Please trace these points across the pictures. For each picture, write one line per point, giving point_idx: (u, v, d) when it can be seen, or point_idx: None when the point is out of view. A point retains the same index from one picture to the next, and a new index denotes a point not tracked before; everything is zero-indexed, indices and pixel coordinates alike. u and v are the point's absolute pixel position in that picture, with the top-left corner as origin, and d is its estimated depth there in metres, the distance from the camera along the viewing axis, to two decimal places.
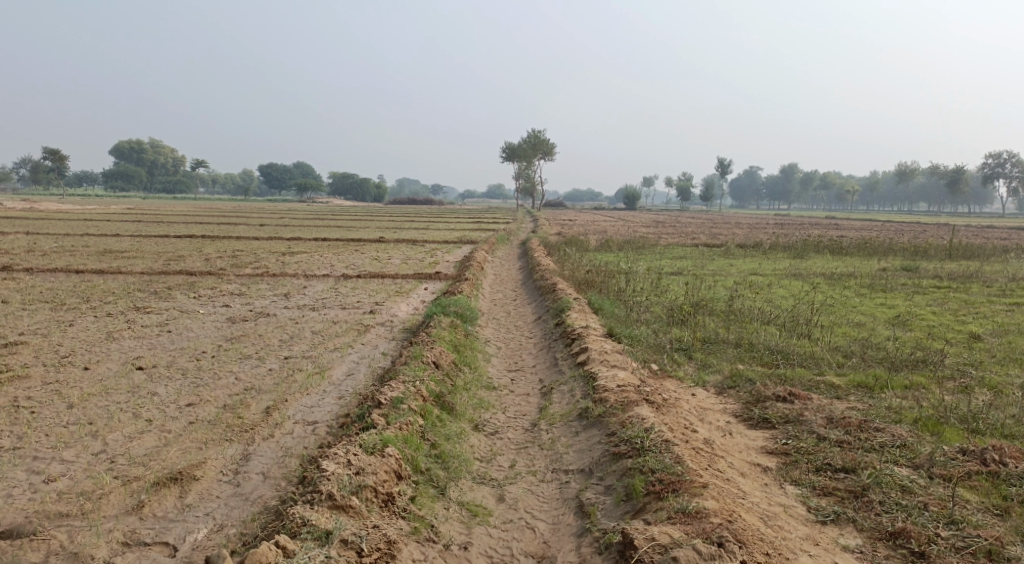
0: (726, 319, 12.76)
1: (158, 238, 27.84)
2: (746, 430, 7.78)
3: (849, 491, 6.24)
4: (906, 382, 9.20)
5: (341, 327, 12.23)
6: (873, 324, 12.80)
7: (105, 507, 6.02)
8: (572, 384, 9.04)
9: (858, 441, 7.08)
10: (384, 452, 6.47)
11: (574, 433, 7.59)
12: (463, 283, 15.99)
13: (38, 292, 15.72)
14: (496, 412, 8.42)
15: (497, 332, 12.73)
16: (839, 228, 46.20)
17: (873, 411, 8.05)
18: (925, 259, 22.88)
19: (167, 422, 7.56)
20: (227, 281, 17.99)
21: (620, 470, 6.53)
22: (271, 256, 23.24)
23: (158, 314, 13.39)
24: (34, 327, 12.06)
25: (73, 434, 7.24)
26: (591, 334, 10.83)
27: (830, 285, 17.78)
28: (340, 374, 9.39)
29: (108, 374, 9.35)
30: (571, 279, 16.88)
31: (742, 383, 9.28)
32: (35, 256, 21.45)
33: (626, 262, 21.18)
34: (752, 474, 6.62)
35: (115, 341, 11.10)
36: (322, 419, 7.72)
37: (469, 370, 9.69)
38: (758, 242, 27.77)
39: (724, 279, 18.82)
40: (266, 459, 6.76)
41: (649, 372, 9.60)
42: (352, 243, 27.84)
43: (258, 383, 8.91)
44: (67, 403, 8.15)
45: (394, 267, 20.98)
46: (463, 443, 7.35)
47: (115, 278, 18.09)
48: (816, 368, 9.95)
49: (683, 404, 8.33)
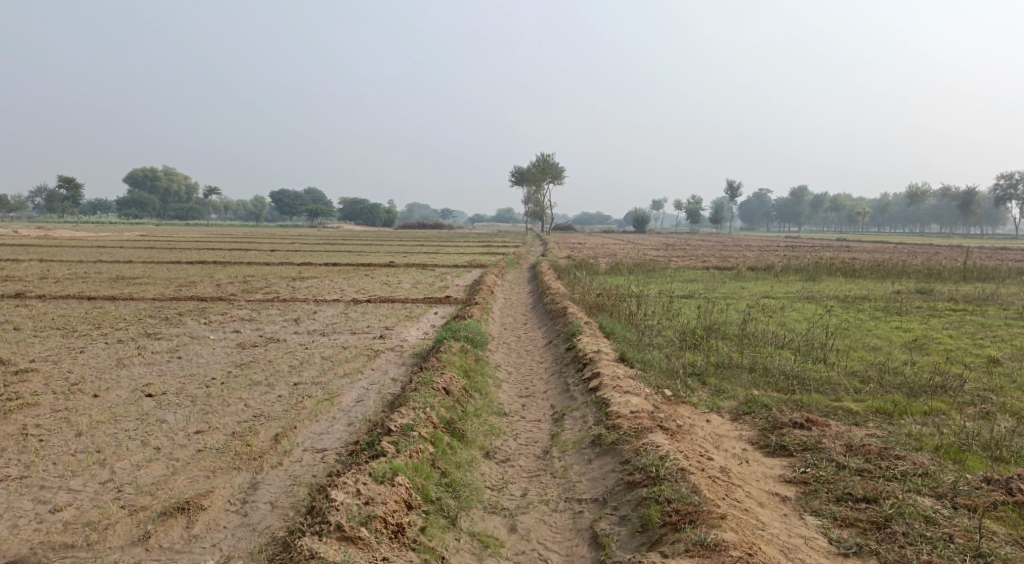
0: (740, 343, 12.61)
1: (169, 264, 27.98)
2: (763, 458, 7.62)
3: (871, 522, 6.07)
4: (925, 408, 9.03)
5: (351, 353, 12.18)
6: (889, 348, 12.62)
7: (111, 538, 5.93)
8: (584, 410, 8.91)
9: (879, 470, 6.92)
10: (394, 481, 6.36)
11: (587, 460, 7.46)
12: (473, 308, 15.93)
13: (50, 318, 15.79)
14: (508, 439, 8.30)
15: (508, 356, 12.62)
16: (851, 250, 45.80)
17: (893, 438, 7.88)
18: (939, 281, 22.66)
19: (176, 449, 7.49)
20: (238, 306, 18.00)
21: (635, 499, 6.39)
22: (281, 281, 23.28)
23: (168, 340, 13.37)
24: (46, 353, 12.08)
25: (81, 463, 7.17)
26: (604, 359, 10.71)
27: (844, 308, 17.61)
28: (350, 400, 9.31)
29: (117, 401, 9.31)
30: (583, 303, 16.79)
31: (758, 409, 9.13)
32: (48, 283, 21.57)
33: (637, 285, 21.07)
34: (770, 504, 6.46)
35: (125, 367, 11.08)
36: (331, 447, 7.62)
37: (480, 396, 9.58)
38: (769, 264, 27.63)
39: (736, 302, 18.68)
40: (275, 488, 6.66)
41: (663, 397, 9.46)
42: (362, 268, 27.90)
43: (267, 410, 8.84)
44: (76, 431, 8.10)
45: (403, 292, 20.95)
46: (474, 471, 7.24)
47: (127, 304, 18.14)
48: (833, 393, 9.78)
49: (698, 431, 8.19)
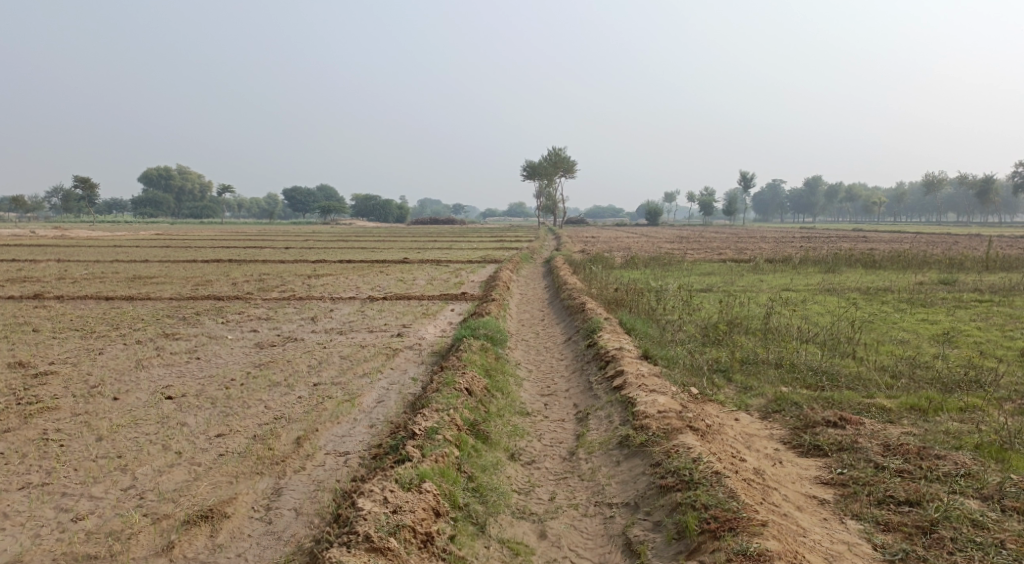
0: (764, 337, 12.37)
1: (185, 263, 28.00)
2: (796, 458, 7.42)
3: (916, 527, 5.88)
4: (961, 405, 8.77)
5: (370, 352, 12.04)
6: (917, 341, 12.31)
7: (135, 548, 5.82)
8: (609, 409, 8.73)
9: (919, 471, 6.70)
10: (422, 488, 6.22)
11: (615, 462, 7.28)
12: (490, 304, 15.75)
13: (68, 319, 15.77)
14: (532, 440, 8.13)
15: (527, 354, 12.45)
16: (867, 240, 44.94)
17: (930, 437, 7.64)
18: (963, 272, 22.24)
19: (197, 454, 7.38)
20: (254, 305, 17.93)
21: (669, 504, 6.21)
22: (296, 279, 23.19)
23: (186, 340, 13.30)
24: (64, 355, 12.02)
25: (102, 469, 7.07)
26: (627, 356, 10.51)
27: (867, 301, 17.28)
28: (371, 401, 9.18)
29: (137, 404, 9.23)
30: (601, 298, 16.58)
31: (788, 407, 8.91)
32: (65, 283, 21.61)
33: (655, 279, 20.80)
34: (809, 508, 6.27)
35: (144, 369, 11.00)
36: (354, 450, 7.49)
37: (502, 396, 9.41)
38: (787, 256, 27.24)
39: (756, 295, 18.40)
40: (299, 494, 6.53)
41: (690, 395, 9.26)
42: (377, 265, 27.79)
43: (288, 412, 8.72)
44: (96, 436, 8.01)
45: (419, 288, 20.81)
46: (500, 474, 7.08)
47: (143, 304, 18.11)
48: (864, 390, 9.53)
49: (728, 431, 7.99)
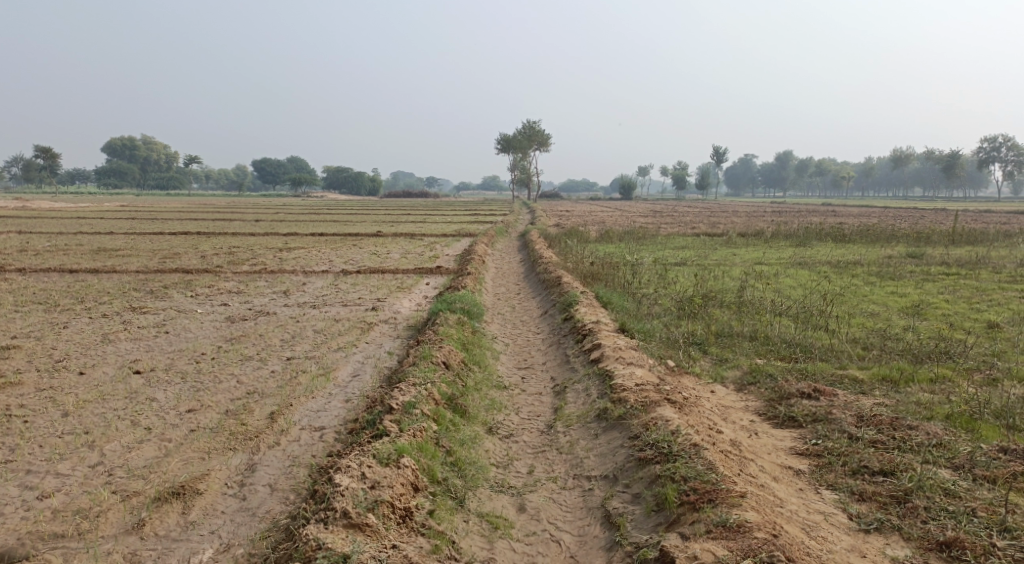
0: (739, 310, 12.43)
1: (153, 235, 27.39)
2: (772, 429, 7.47)
3: (890, 497, 5.97)
4: (932, 376, 8.90)
5: (344, 326, 11.88)
6: (887, 314, 12.47)
7: (104, 526, 5.68)
8: (586, 382, 8.71)
9: (893, 442, 6.78)
10: (400, 462, 6.14)
11: (593, 435, 7.27)
12: (465, 278, 15.61)
13: (30, 293, 15.33)
14: (510, 414, 8.09)
15: (503, 327, 12.38)
16: (836, 214, 45.45)
17: (902, 407, 7.74)
18: (930, 245, 22.57)
19: (167, 430, 7.21)
20: (225, 278, 17.60)
21: (649, 477, 6.21)
22: (268, 252, 22.82)
23: (155, 314, 13.00)
24: (27, 329, 11.69)
25: (69, 445, 6.88)
26: (603, 329, 10.48)
27: (838, 274, 17.47)
28: (346, 375, 9.06)
29: (104, 379, 9.00)
30: (576, 271, 16.53)
31: (763, 379, 8.96)
32: (27, 255, 21.01)
33: (630, 253, 20.82)
34: (785, 479, 6.33)
35: (111, 343, 10.73)
36: (329, 425, 7.38)
37: (478, 369, 9.34)
38: (760, 230, 27.42)
39: (730, 268, 18.49)
40: (274, 470, 6.41)
41: (666, 368, 9.27)
42: (349, 238, 27.45)
43: (261, 387, 8.57)
44: (62, 412, 7.79)
45: (393, 262, 20.60)
46: (478, 448, 7.03)
47: (109, 277, 17.67)
48: (837, 362, 9.63)
49: (705, 403, 8.02)
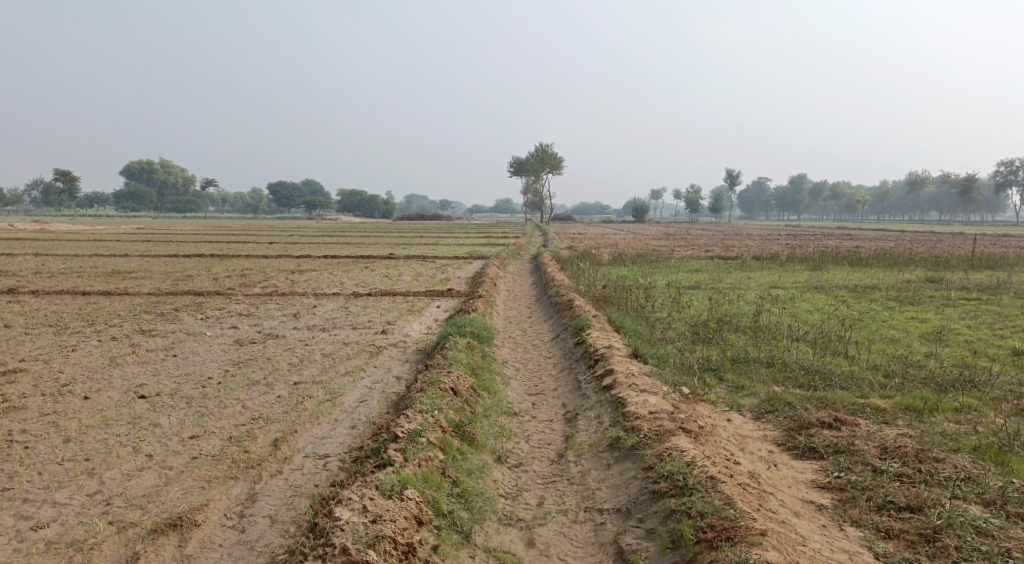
0: (755, 335, 12.16)
1: (166, 258, 27.47)
2: (792, 460, 7.21)
3: (918, 535, 5.71)
4: (957, 405, 8.59)
5: (353, 349, 11.70)
6: (908, 340, 12.16)
7: (97, 559, 5.49)
8: (599, 409, 8.47)
9: (919, 475, 6.50)
10: (403, 495, 5.94)
11: (605, 465, 7.03)
12: (476, 301, 15.44)
13: (42, 315, 15.32)
14: (519, 441, 7.86)
15: (514, 351, 12.17)
16: (853, 239, 44.94)
17: (927, 438, 7.45)
18: (949, 270, 22.18)
19: (168, 457, 7.04)
20: (236, 301, 17.53)
21: (663, 511, 5.97)
22: (280, 274, 22.78)
23: (164, 337, 12.91)
24: (36, 352, 11.61)
25: (68, 472, 6.72)
26: (616, 354, 10.25)
27: (856, 299, 17.16)
28: (353, 400, 8.87)
29: (109, 403, 8.87)
30: (588, 295, 16.33)
31: (781, 407, 8.69)
32: (41, 277, 21.08)
33: (643, 276, 20.61)
34: (807, 514, 6.06)
35: (118, 367, 10.62)
36: (334, 452, 7.19)
37: (488, 395, 9.12)
38: (774, 253, 27.12)
39: (745, 292, 18.23)
40: (275, 500, 6.22)
41: (681, 395, 9.02)
42: (361, 260, 27.41)
43: (266, 412, 8.40)
44: (64, 437, 7.65)
45: (404, 284, 20.51)
46: (486, 478, 6.81)
47: (121, 299, 17.65)
48: (858, 390, 9.34)
49: (721, 432, 7.77)
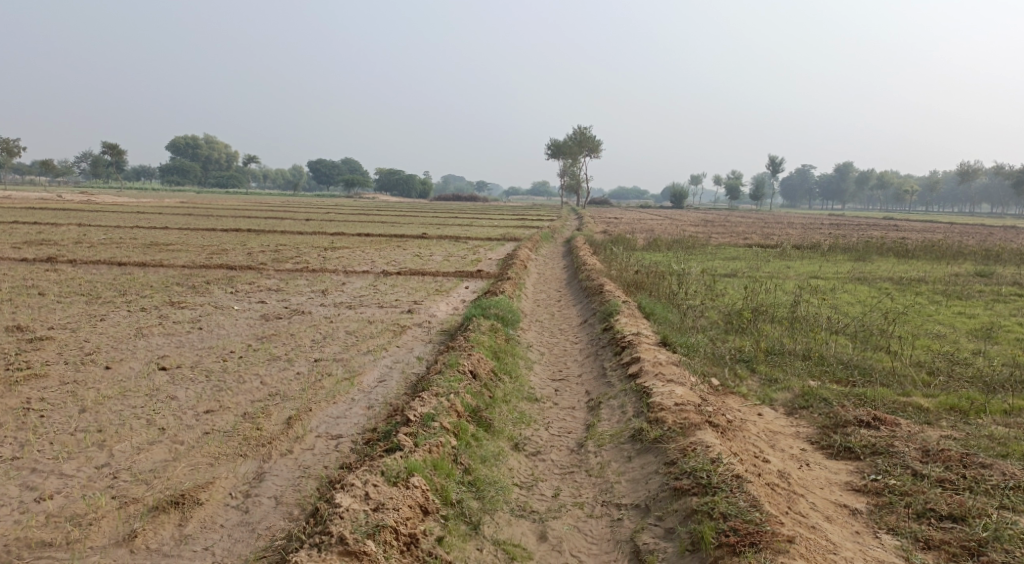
0: (791, 326, 11.68)
1: (204, 231, 27.70)
2: (825, 460, 6.82)
3: (962, 547, 5.36)
4: (1006, 407, 8.09)
5: (376, 328, 11.52)
6: (955, 336, 11.57)
7: (94, 536, 5.39)
8: (623, 398, 8.15)
9: (964, 482, 6.08)
10: (409, 483, 5.73)
11: (626, 457, 6.72)
12: (505, 283, 15.17)
13: (76, 284, 15.45)
14: (539, 429, 7.58)
15: (540, 335, 11.89)
16: (899, 230, 43.64)
17: (973, 442, 7.00)
18: (1000, 264, 21.25)
19: (180, 431, 6.92)
20: (267, 276, 17.50)
21: (683, 510, 5.65)
22: (312, 250, 22.75)
23: (192, 309, 12.89)
24: (65, 320, 11.67)
25: (78, 444, 6.64)
26: (644, 342, 9.89)
27: (900, 291, 16.50)
28: (371, 380, 8.68)
29: (129, 374, 8.81)
30: (620, 280, 15.93)
31: (816, 403, 8.26)
32: (81, 247, 21.35)
33: (677, 262, 20.15)
34: (840, 519, 5.70)
35: (143, 338, 10.59)
36: (347, 433, 6.99)
37: (509, 380, 8.86)
38: (816, 242, 26.31)
39: (783, 282, 17.64)
40: (281, 480, 6.06)
41: (710, 387, 8.65)
42: (395, 239, 27.31)
43: (283, 389, 8.26)
44: (80, 407, 7.59)
45: (434, 264, 20.30)
46: (501, 466, 6.57)
47: (155, 271, 17.75)
48: (899, 387, 8.85)
49: (750, 427, 7.40)
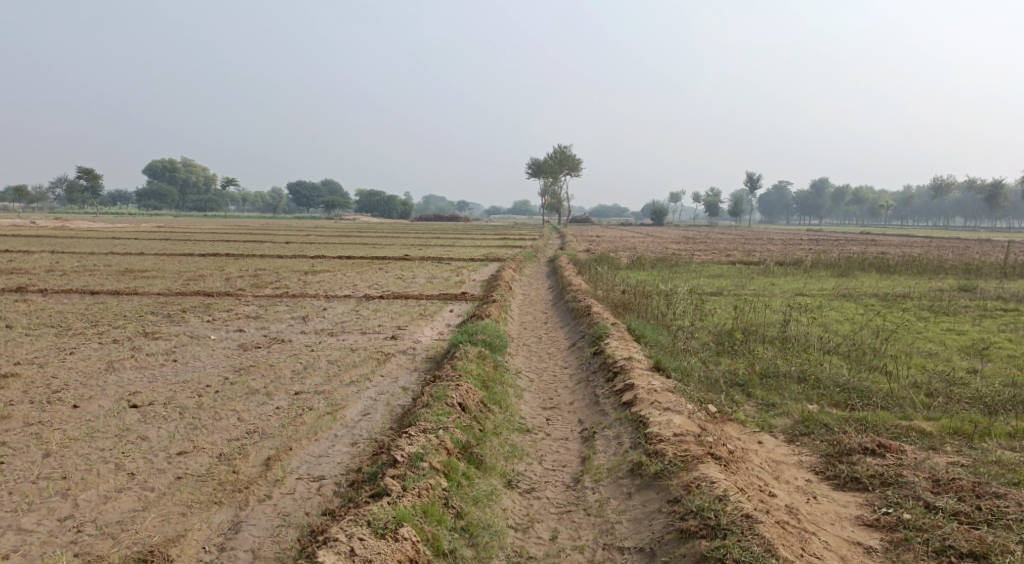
0: (783, 346, 11.44)
1: (181, 256, 27.12)
2: (832, 492, 6.53)
3: None
4: (1010, 429, 7.86)
5: (359, 357, 11.11)
6: (947, 353, 11.40)
7: None
8: (618, 429, 7.81)
9: (980, 515, 5.81)
10: (399, 534, 5.38)
11: (626, 494, 6.39)
12: (490, 306, 14.83)
13: (47, 315, 14.89)
14: (532, 463, 7.22)
15: (528, 360, 11.54)
16: (876, 244, 43.98)
17: (983, 469, 6.74)
18: (981, 278, 21.27)
19: (151, 476, 6.48)
20: (245, 302, 17.04)
21: (691, 556, 5.35)
22: (292, 275, 22.25)
23: (166, 340, 12.40)
24: (32, 355, 11.13)
25: (40, 493, 6.20)
26: (637, 367, 9.58)
27: (886, 308, 16.38)
28: (354, 414, 8.27)
29: (98, 413, 8.34)
30: (606, 301, 15.66)
31: (817, 429, 7.98)
32: (53, 275, 20.70)
33: (662, 281, 19.94)
34: (855, 560, 5.42)
35: (114, 372, 10.11)
36: (330, 474, 6.59)
37: (499, 411, 8.49)
38: (799, 258, 26.26)
39: (770, 300, 17.47)
40: (260, 532, 5.70)
41: (707, 414, 8.34)
42: (376, 261, 26.90)
43: (261, 426, 7.83)
44: (44, 451, 7.12)
45: (417, 287, 19.94)
46: (495, 506, 6.22)
47: (129, 299, 17.20)
48: (899, 411, 8.61)
49: (753, 457, 7.10)
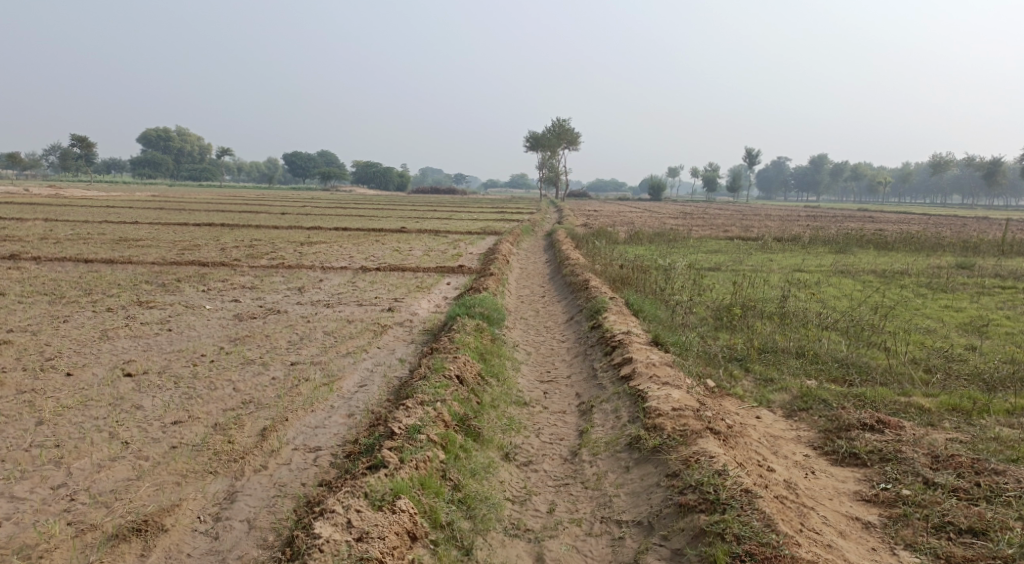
0: (782, 321, 11.38)
1: (176, 226, 26.86)
2: (831, 467, 6.51)
3: None
4: (1009, 406, 7.83)
5: (356, 328, 11.02)
6: (946, 330, 11.35)
7: None
8: (616, 402, 7.76)
9: (979, 491, 5.80)
10: (396, 506, 5.35)
11: (624, 468, 6.35)
12: (488, 278, 14.72)
13: (40, 283, 14.73)
14: (529, 436, 7.18)
15: (526, 333, 11.47)
16: (874, 220, 43.77)
17: (981, 445, 6.72)
18: (979, 256, 21.18)
19: (146, 445, 6.42)
20: (240, 273, 16.88)
21: (689, 529, 5.34)
22: (287, 246, 22.06)
23: (161, 309, 12.28)
24: (26, 323, 11.02)
25: (33, 461, 6.14)
26: (635, 341, 9.52)
27: (884, 284, 16.31)
28: (350, 385, 8.21)
29: (92, 381, 8.26)
30: (604, 275, 15.55)
31: (815, 405, 7.94)
32: (46, 244, 20.47)
33: (660, 256, 19.84)
34: (854, 535, 5.41)
35: (108, 341, 10.00)
36: (326, 445, 6.54)
37: (496, 383, 8.43)
38: (797, 234, 26.15)
39: (768, 275, 17.38)
40: (255, 503, 5.65)
41: (705, 389, 8.30)
42: (372, 233, 26.71)
43: (257, 396, 7.76)
44: (37, 419, 7.04)
45: (414, 259, 19.80)
46: (492, 479, 6.18)
47: (123, 268, 17.04)
48: (898, 387, 8.57)
49: (751, 432, 7.06)
